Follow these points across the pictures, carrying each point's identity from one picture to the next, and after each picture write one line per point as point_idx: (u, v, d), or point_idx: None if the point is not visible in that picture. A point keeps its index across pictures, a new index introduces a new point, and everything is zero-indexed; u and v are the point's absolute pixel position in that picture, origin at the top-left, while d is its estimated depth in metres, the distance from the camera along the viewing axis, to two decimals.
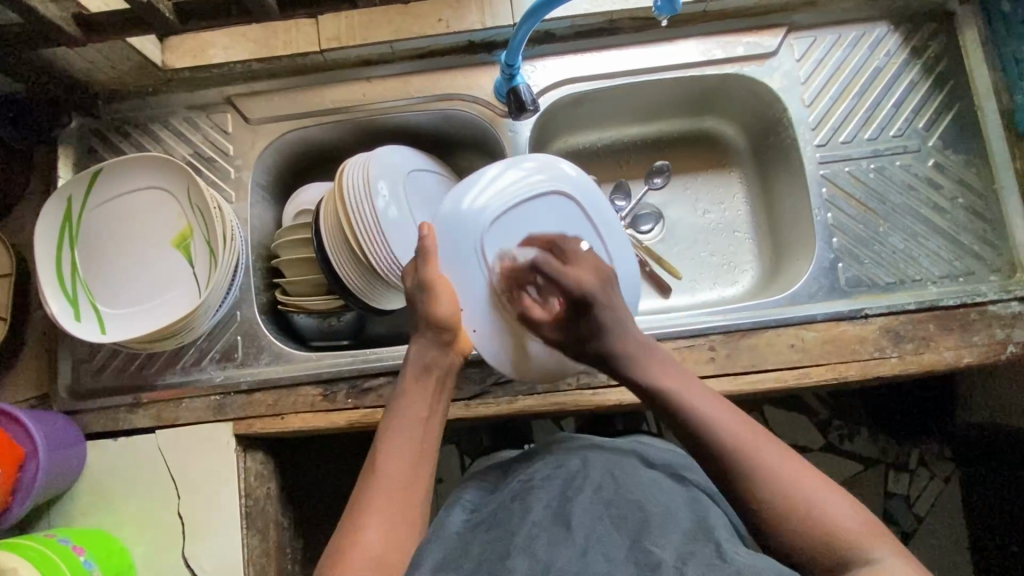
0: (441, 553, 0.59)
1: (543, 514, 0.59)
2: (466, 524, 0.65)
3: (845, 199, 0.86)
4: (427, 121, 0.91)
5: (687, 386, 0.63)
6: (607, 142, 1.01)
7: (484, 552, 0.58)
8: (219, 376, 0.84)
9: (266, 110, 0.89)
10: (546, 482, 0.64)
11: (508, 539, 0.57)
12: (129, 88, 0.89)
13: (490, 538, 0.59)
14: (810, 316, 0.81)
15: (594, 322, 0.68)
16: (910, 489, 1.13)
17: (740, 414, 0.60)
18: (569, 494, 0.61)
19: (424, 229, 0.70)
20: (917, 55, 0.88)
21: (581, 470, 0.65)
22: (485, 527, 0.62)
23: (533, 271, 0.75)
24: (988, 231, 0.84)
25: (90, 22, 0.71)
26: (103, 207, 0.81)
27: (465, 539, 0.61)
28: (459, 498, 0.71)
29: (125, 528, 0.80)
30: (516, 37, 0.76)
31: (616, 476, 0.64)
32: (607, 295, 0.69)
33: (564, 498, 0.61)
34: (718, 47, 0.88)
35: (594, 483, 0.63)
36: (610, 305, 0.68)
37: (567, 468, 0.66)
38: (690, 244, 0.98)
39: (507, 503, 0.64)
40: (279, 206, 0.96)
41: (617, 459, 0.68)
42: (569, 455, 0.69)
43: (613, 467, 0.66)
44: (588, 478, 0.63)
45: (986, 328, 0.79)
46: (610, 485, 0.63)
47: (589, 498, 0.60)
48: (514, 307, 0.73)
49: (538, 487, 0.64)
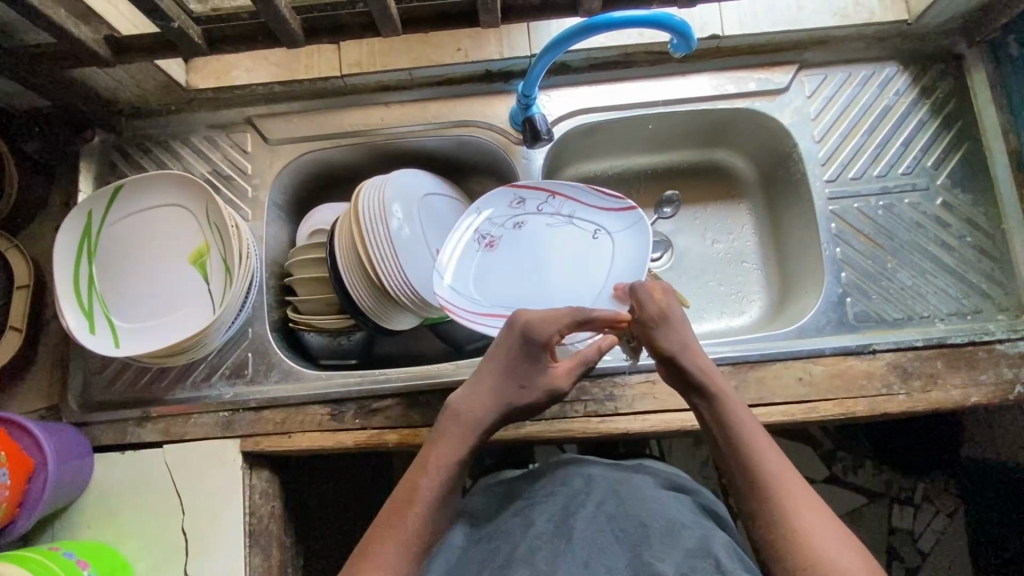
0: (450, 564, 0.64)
1: (546, 527, 0.63)
2: (470, 540, 0.66)
3: (853, 234, 0.87)
4: (443, 146, 0.93)
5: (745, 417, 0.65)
6: (618, 170, 1.03)
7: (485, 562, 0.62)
8: (228, 392, 0.85)
9: (286, 131, 0.91)
10: (549, 497, 0.67)
11: (509, 551, 0.62)
12: (152, 106, 0.91)
13: (490, 548, 0.64)
14: (817, 350, 0.82)
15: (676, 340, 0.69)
16: (915, 524, 1.12)
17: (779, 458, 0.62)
18: (573, 508, 0.64)
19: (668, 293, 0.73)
20: (925, 95, 0.89)
21: (583, 485, 0.67)
22: (488, 538, 0.65)
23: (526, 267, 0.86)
24: (995, 270, 0.85)
25: (121, 44, 0.73)
26: (121, 221, 0.83)
27: (469, 550, 0.65)
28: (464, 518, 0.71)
29: (128, 543, 0.80)
30: (535, 68, 0.77)
31: (619, 492, 0.66)
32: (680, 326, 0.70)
33: (567, 513, 0.64)
34: (730, 82, 0.89)
35: (598, 497, 0.65)
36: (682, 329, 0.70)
37: (569, 482, 0.68)
38: (698, 273, 0.99)
39: (511, 516, 0.67)
40: (293, 224, 0.98)
41: (619, 471, 0.70)
42: (572, 470, 0.70)
43: (615, 479, 0.68)
44: (590, 494, 0.66)
45: (994, 366, 0.80)
46: (613, 500, 0.65)
47: (591, 514, 0.63)
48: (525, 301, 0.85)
49: (541, 502, 0.66)
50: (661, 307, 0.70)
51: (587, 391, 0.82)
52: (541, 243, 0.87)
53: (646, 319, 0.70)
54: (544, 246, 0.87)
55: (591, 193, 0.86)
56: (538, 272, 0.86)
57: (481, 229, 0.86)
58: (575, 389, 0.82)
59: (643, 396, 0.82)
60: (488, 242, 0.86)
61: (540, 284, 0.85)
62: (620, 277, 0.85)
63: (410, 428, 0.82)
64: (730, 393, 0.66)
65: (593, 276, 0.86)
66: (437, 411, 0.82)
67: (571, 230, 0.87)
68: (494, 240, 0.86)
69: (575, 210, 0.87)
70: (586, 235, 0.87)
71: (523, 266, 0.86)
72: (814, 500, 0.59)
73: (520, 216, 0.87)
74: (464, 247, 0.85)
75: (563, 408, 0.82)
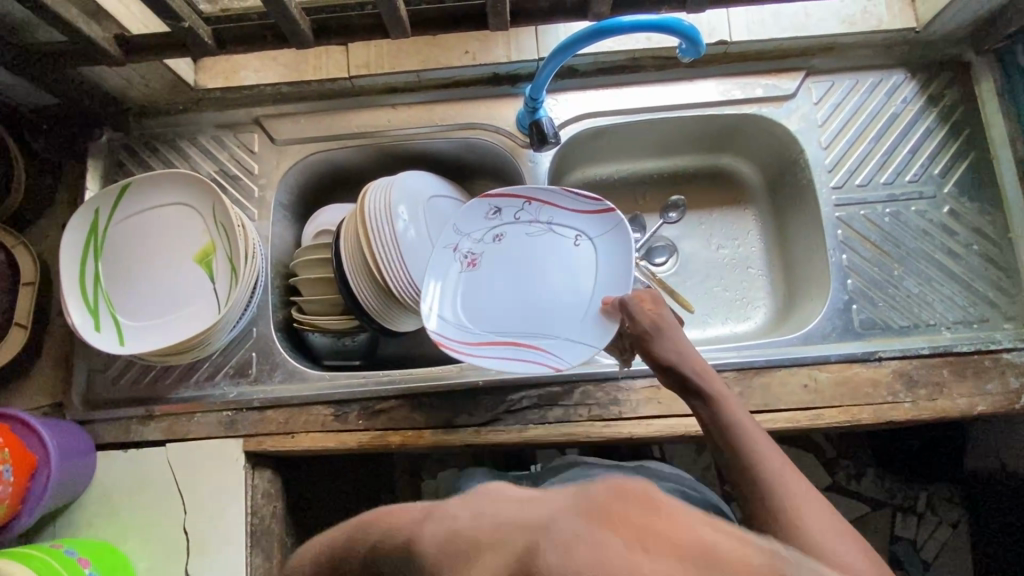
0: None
1: None
2: None
3: (860, 241, 0.87)
4: (449, 148, 0.93)
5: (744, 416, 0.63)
6: (624, 174, 1.03)
7: None
8: (232, 392, 0.85)
9: (293, 131, 0.91)
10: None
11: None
12: (161, 105, 0.91)
13: None
14: (823, 357, 0.81)
15: (667, 345, 0.68)
16: (918, 533, 1.11)
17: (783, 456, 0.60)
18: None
19: (654, 300, 0.72)
20: (932, 103, 0.89)
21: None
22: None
23: (512, 284, 0.81)
24: (1002, 278, 0.85)
25: (130, 43, 0.73)
26: (127, 220, 0.83)
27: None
28: None
29: (130, 541, 0.80)
30: (543, 72, 0.78)
31: None
32: (676, 332, 0.69)
33: None
34: (737, 88, 0.89)
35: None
36: (676, 332, 0.69)
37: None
38: (703, 279, 0.99)
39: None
40: (299, 225, 0.98)
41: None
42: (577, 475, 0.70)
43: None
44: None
45: (1000, 376, 0.80)
46: None
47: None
48: (518, 319, 0.80)
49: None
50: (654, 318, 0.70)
51: (591, 395, 0.82)
52: (523, 256, 0.82)
53: (639, 331, 0.70)
54: (526, 257, 0.82)
55: (565, 197, 0.82)
56: (522, 286, 0.81)
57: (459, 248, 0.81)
58: (579, 392, 0.82)
59: (647, 400, 0.81)
60: (470, 260, 0.81)
61: (527, 300, 0.80)
62: (604, 284, 0.80)
63: (413, 429, 0.82)
64: (728, 393, 0.64)
65: (578, 285, 0.81)
66: (440, 413, 0.82)
67: (552, 238, 0.82)
68: (475, 257, 0.81)
69: (554, 216, 0.82)
70: (568, 242, 0.82)
71: (509, 282, 0.81)
72: (816, 496, 0.56)
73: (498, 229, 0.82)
74: (443, 268, 0.80)
75: (567, 412, 0.82)
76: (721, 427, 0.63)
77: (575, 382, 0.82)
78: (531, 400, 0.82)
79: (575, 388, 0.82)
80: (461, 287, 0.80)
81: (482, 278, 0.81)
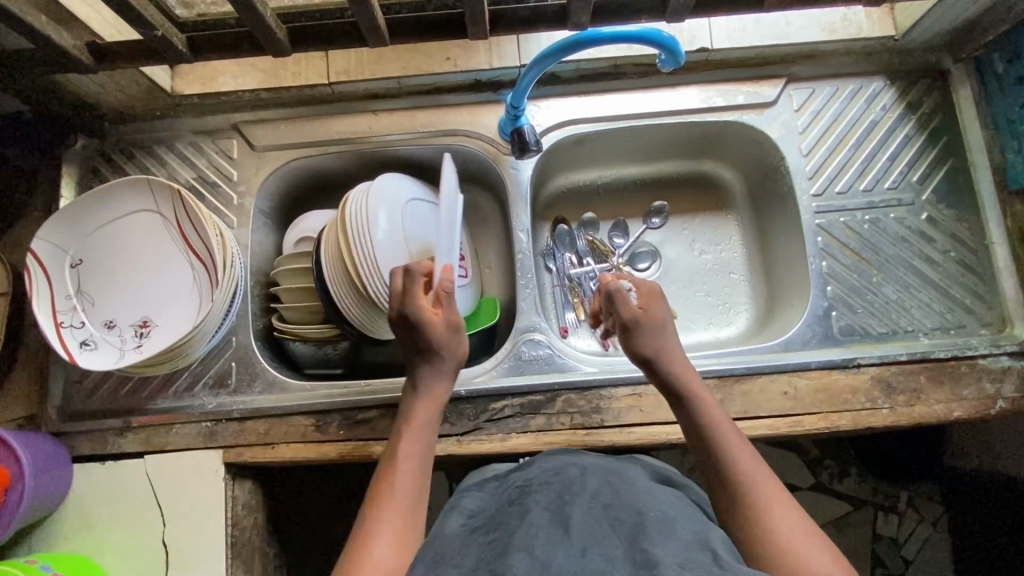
0: (438, 554, 0.57)
1: (543, 516, 0.57)
2: (465, 529, 0.62)
3: (839, 248, 0.88)
4: (431, 154, 0.92)
5: (728, 424, 0.67)
6: (607, 180, 1.03)
7: (485, 553, 0.55)
8: (212, 403, 0.84)
9: (273, 137, 0.90)
10: (543, 487, 0.63)
11: (508, 537, 0.56)
12: (137, 111, 0.90)
13: (490, 540, 0.57)
14: (803, 364, 0.82)
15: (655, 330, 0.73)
16: (899, 531, 1.13)
17: (758, 461, 0.63)
18: (567, 497, 0.60)
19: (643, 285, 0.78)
20: (911, 110, 0.90)
21: (578, 476, 0.64)
22: (488, 530, 0.60)
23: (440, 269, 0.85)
24: (979, 285, 0.86)
25: (103, 51, 0.72)
26: (84, 232, 0.80)
27: (464, 541, 0.59)
28: (457, 505, 0.68)
29: (107, 553, 0.79)
30: (523, 80, 0.77)
31: (614, 484, 0.63)
32: (660, 327, 0.74)
33: (562, 501, 0.60)
34: (718, 95, 0.90)
35: (593, 488, 0.61)
36: (664, 325, 0.74)
37: (564, 474, 0.65)
38: (686, 284, 0.99)
39: (505, 508, 0.63)
40: (280, 231, 0.96)
41: (614, 469, 0.67)
42: (567, 463, 0.68)
43: (611, 476, 0.65)
44: (586, 484, 0.62)
45: (976, 382, 0.81)
46: (608, 492, 0.61)
47: (586, 504, 0.59)
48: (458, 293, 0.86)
49: (534, 492, 0.63)
50: (634, 313, 0.73)
51: (573, 404, 0.82)
52: (195, 280, 0.81)
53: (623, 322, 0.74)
54: (187, 246, 0.82)
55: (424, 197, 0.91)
56: (181, 288, 0.81)
57: (117, 323, 0.80)
58: (561, 401, 0.82)
59: (629, 408, 0.82)
60: (138, 330, 0.80)
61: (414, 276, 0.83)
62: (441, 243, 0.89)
63: None
64: (702, 391, 0.70)
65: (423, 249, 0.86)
66: None
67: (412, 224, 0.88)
68: (144, 315, 0.80)
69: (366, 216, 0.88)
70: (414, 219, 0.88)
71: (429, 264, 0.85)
72: (785, 499, 0.60)
73: (77, 296, 0.79)
74: (149, 347, 0.78)
75: (549, 420, 0.82)
76: (699, 429, 0.67)
77: (557, 391, 0.83)
78: (513, 408, 0.82)
79: (557, 397, 0.82)
80: (168, 313, 0.80)
81: (134, 316, 0.80)
